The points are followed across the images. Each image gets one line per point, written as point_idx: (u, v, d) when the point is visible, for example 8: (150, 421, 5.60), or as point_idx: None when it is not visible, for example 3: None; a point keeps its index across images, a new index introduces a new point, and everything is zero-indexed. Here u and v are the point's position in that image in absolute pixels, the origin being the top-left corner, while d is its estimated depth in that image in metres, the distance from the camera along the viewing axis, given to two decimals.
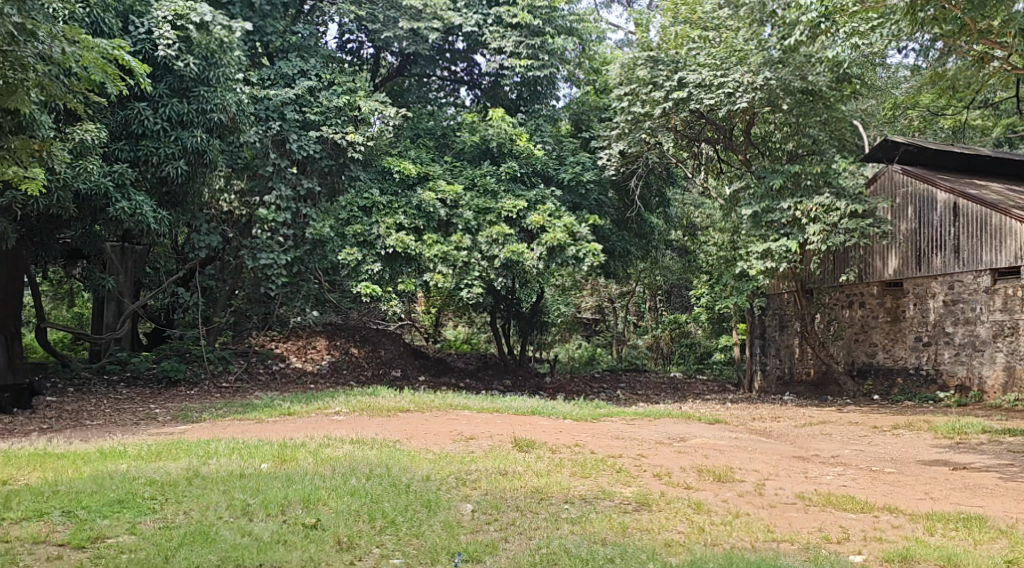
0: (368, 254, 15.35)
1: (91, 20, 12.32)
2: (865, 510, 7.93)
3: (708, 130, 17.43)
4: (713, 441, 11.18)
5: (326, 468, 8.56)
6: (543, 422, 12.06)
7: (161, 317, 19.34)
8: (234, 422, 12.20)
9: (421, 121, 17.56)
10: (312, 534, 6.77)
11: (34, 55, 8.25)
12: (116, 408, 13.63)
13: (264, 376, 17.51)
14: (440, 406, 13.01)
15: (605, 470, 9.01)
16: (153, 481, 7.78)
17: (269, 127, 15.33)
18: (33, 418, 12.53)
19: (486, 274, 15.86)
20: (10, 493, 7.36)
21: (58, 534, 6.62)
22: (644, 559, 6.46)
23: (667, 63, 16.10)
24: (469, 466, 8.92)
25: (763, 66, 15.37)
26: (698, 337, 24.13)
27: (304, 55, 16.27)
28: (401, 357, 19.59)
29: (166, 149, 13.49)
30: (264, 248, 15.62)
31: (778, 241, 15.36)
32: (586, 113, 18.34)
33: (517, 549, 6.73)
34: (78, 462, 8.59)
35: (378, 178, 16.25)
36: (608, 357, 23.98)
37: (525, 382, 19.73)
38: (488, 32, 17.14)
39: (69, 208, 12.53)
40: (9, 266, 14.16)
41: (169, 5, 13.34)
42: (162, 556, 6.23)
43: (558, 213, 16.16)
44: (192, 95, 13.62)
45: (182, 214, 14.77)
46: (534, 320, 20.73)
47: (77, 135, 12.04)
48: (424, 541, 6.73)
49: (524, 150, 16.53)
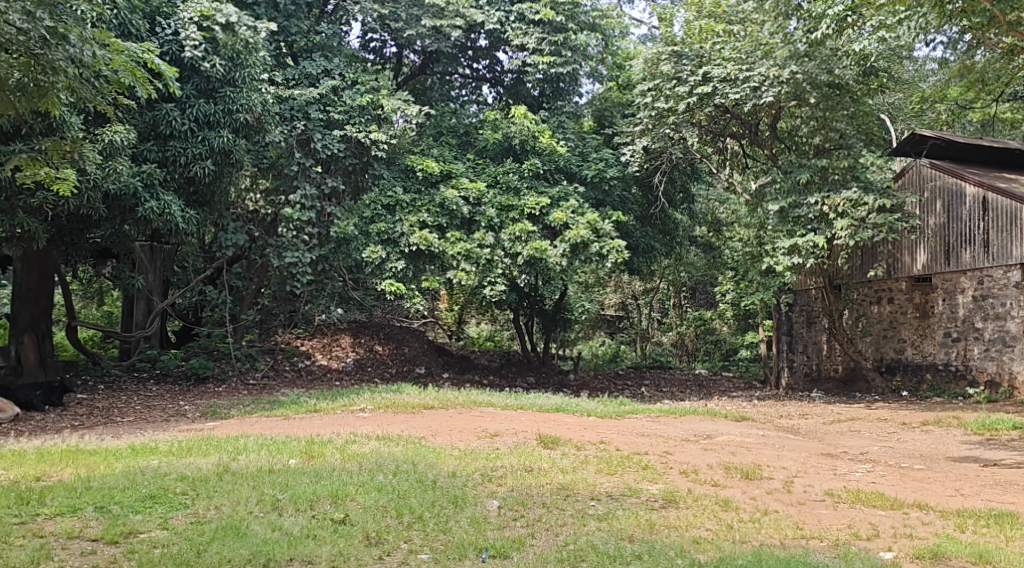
0: (391, 251, 15.40)
1: (118, 22, 12.45)
2: (895, 506, 7.88)
3: (733, 125, 17.33)
4: (740, 438, 11.13)
5: (352, 464, 8.61)
6: (567, 419, 12.06)
7: (189, 315, 19.53)
8: (261, 418, 12.29)
9: (444, 119, 17.61)
10: (341, 529, 6.82)
11: (66, 58, 8.26)
12: (146, 405, 13.77)
13: (290, 373, 17.62)
14: (464, 403, 13.03)
15: (631, 467, 8.99)
16: (184, 477, 7.87)
17: (294, 127, 15.46)
18: (64, 415, 12.68)
19: (509, 272, 15.83)
20: (43, 489, 7.46)
21: (91, 529, 6.69)
22: (673, 556, 6.45)
23: (691, 58, 16.00)
24: (495, 463, 8.93)
25: (789, 60, 15.22)
26: (724, 333, 24.00)
27: (327, 54, 16.31)
28: (425, 354, 19.63)
29: (194, 150, 13.63)
30: (290, 246, 15.73)
31: (805, 236, 15.22)
32: (609, 110, 18.21)
33: (544, 545, 6.73)
34: (110, 459, 8.70)
35: (402, 177, 16.33)
36: (633, 354, 23.94)
37: (549, 379, 19.74)
38: (510, 29, 17.17)
39: (99, 208, 12.67)
40: (40, 266, 14.75)
41: (195, 6, 13.44)
42: (194, 550, 6.30)
43: (582, 210, 16.13)
44: (219, 96, 13.73)
45: (209, 214, 14.92)
46: (557, 318, 20.73)
47: (107, 136, 12.17)
48: (452, 537, 6.76)
49: (547, 147, 16.55)
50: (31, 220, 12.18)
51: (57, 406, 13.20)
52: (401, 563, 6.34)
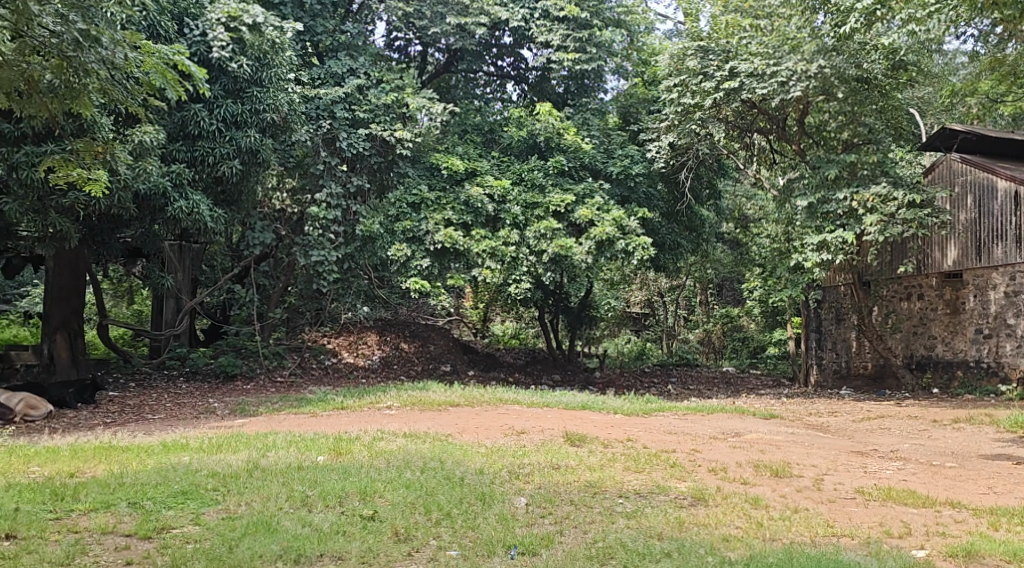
0: (417, 249, 15.44)
1: (147, 24, 12.66)
2: (927, 504, 7.81)
3: (761, 121, 17.18)
4: (768, 435, 11.07)
5: (380, 461, 8.65)
6: (594, 417, 12.04)
7: (217, 313, 19.68)
8: (289, 416, 12.38)
9: (469, 117, 17.59)
10: (370, 525, 6.85)
11: (98, 61, 8.31)
12: (177, 403, 13.92)
13: (317, 371, 17.72)
14: (489, 400, 13.06)
15: (659, 465, 8.96)
16: (214, 473, 7.94)
17: (320, 126, 15.52)
18: (96, 412, 12.84)
19: (534, 269, 15.81)
20: (78, 485, 7.55)
21: (125, 525, 6.76)
22: (703, 553, 6.44)
23: (717, 53, 15.94)
24: (522, 460, 8.93)
25: (817, 54, 14.98)
26: (751, 331, 23.83)
27: (353, 54, 16.37)
28: (450, 352, 19.70)
29: (221, 150, 13.75)
30: (316, 245, 15.85)
31: (834, 232, 15.08)
32: (634, 106, 18.07)
33: (573, 543, 6.73)
34: (141, 455, 8.79)
35: (427, 174, 16.41)
36: (659, 351, 23.90)
37: (575, 376, 19.72)
38: (535, 26, 17.14)
39: (129, 208, 12.83)
40: (71, 265, 14.94)
41: (222, 7, 13.51)
42: (226, 545, 6.36)
43: (607, 207, 16.08)
44: (246, 96, 13.83)
45: (237, 213, 15.05)
46: (583, 315, 20.65)
47: (136, 136, 12.33)
48: (480, 534, 6.77)
49: (572, 144, 16.55)
50: (63, 220, 12.37)
51: (89, 404, 13.35)
52: (430, 560, 6.35)
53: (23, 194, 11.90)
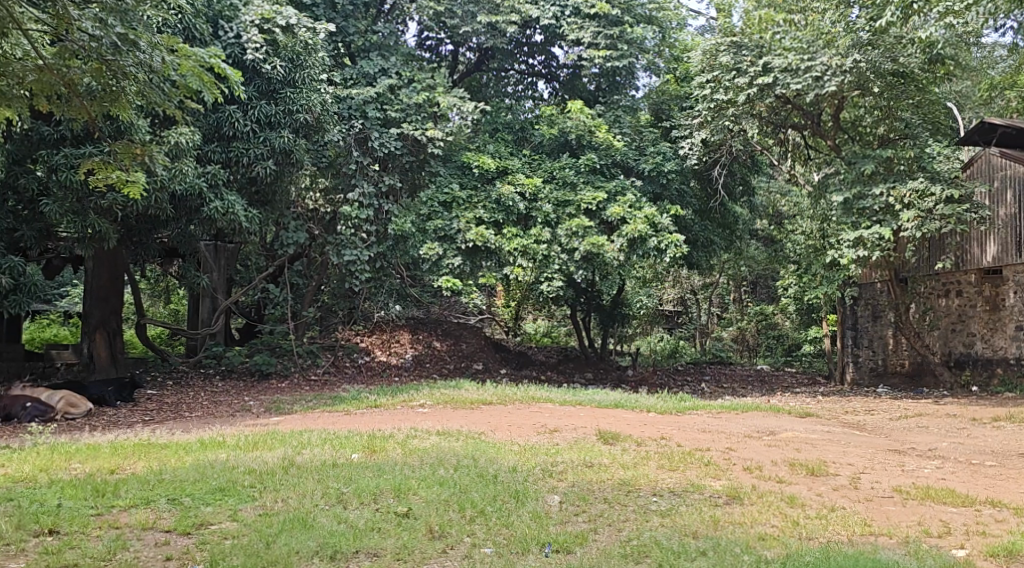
0: (448, 248, 15.47)
1: (183, 27, 12.77)
2: (967, 503, 7.70)
3: (795, 116, 16.95)
4: (804, 434, 10.98)
5: (414, 459, 8.67)
6: (628, 415, 12.02)
7: (252, 312, 19.88)
8: (323, 414, 12.47)
9: (500, 116, 17.51)
10: (404, 522, 6.89)
11: (136, 65, 8.43)
12: (213, 401, 14.08)
13: (351, 369, 17.83)
14: (522, 398, 13.08)
15: (693, 464, 8.91)
16: (251, 470, 8.04)
17: (352, 126, 15.64)
18: (135, 410, 13.04)
19: (566, 267, 15.77)
20: (118, 481, 7.67)
21: (164, 520, 6.85)
22: (739, 552, 6.41)
23: (751, 48, 15.70)
24: (555, 459, 8.91)
25: (851, 49, 14.80)
26: (787, 328, 23.63)
27: (385, 54, 16.45)
28: (482, 350, 19.77)
29: (256, 151, 13.91)
30: (349, 244, 16.00)
31: (870, 229, 14.91)
32: (666, 103, 17.92)
33: (607, 541, 6.71)
34: (180, 452, 8.92)
35: (458, 173, 16.44)
36: (692, 350, 23.83)
37: (607, 374, 19.70)
38: (566, 24, 17.10)
39: (166, 208, 13.01)
40: (110, 266, 15.17)
41: (255, 9, 13.67)
42: (263, 541, 6.43)
43: (639, 204, 15.97)
44: (280, 97, 14.00)
45: (272, 213, 15.22)
46: (615, 313, 20.56)
47: (173, 138, 12.51)
48: (514, 532, 6.77)
49: (603, 141, 16.48)
50: (102, 221, 12.55)
51: (128, 402, 13.51)
52: (465, 556, 6.38)
53: (63, 196, 12.19)
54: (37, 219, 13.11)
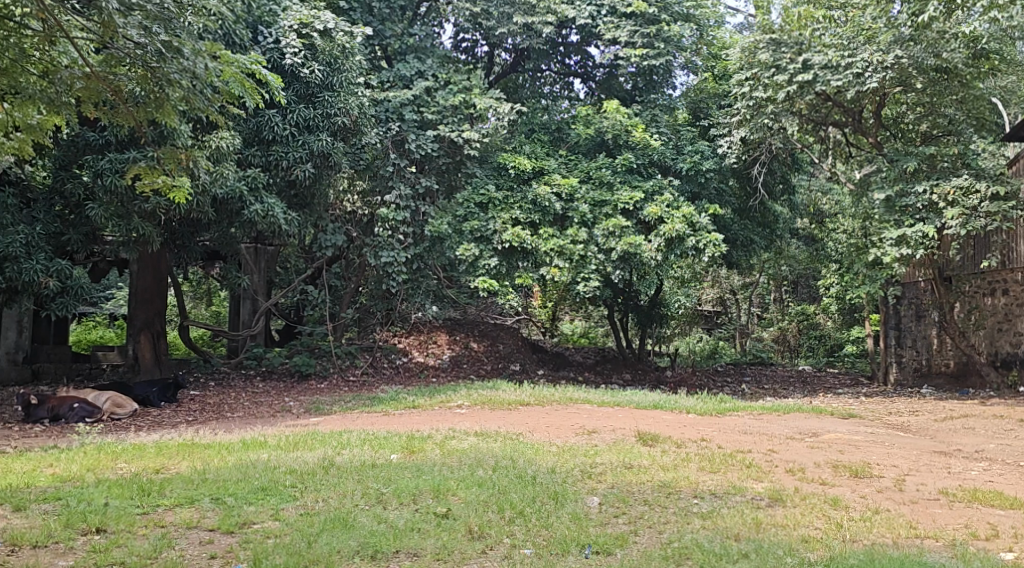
0: (484, 249, 15.53)
1: (223, 33, 12.94)
2: (1015, 506, 7.56)
3: (836, 113, 16.70)
4: (847, 435, 10.84)
5: (453, 460, 8.69)
6: (667, 415, 11.98)
7: (291, 314, 20.09)
8: (363, 414, 12.59)
9: (536, 116, 17.53)
10: (444, 523, 6.91)
11: (181, 71, 8.46)
12: (255, 401, 14.24)
13: (389, 370, 17.91)
14: (560, 399, 13.04)
15: (735, 465, 8.84)
16: (293, 470, 8.11)
17: (389, 128, 15.73)
18: (179, 410, 13.24)
19: (603, 268, 15.72)
20: (163, 481, 7.78)
21: (209, 519, 6.94)
22: (782, 554, 6.34)
23: (790, 45, 15.49)
24: (594, 460, 8.89)
25: (893, 45, 14.63)
26: (828, 329, 23.36)
27: (421, 56, 16.54)
28: (520, 351, 19.81)
29: (295, 154, 14.07)
30: (386, 245, 16.15)
31: (914, 227, 14.71)
32: (705, 101, 17.72)
33: (648, 543, 6.69)
34: (223, 452, 9.04)
35: (494, 174, 16.42)
36: (732, 350, 23.71)
37: (646, 375, 19.60)
38: (602, 23, 17.13)
39: (208, 212, 13.18)
40: (154, 269, 15.37)
41: (294, 14, 13.84)
42: (305, 540, 6.49)
43: (677, 204, 15.84)
44: (318, 101, 14.12)
45: (311, 215, 15.33)
46: (653, 313, 20.50)
47: (214, 142, 12.69)
48: (553, 533, 6.76)
49: (640, 141, 16.36)
50: (146, 224, 12.79)
51: (172, 402, 13.66)
52: (505, 558, 6.37)
53: (108, 200, 12.37)
54: (83, 223, 13.37)
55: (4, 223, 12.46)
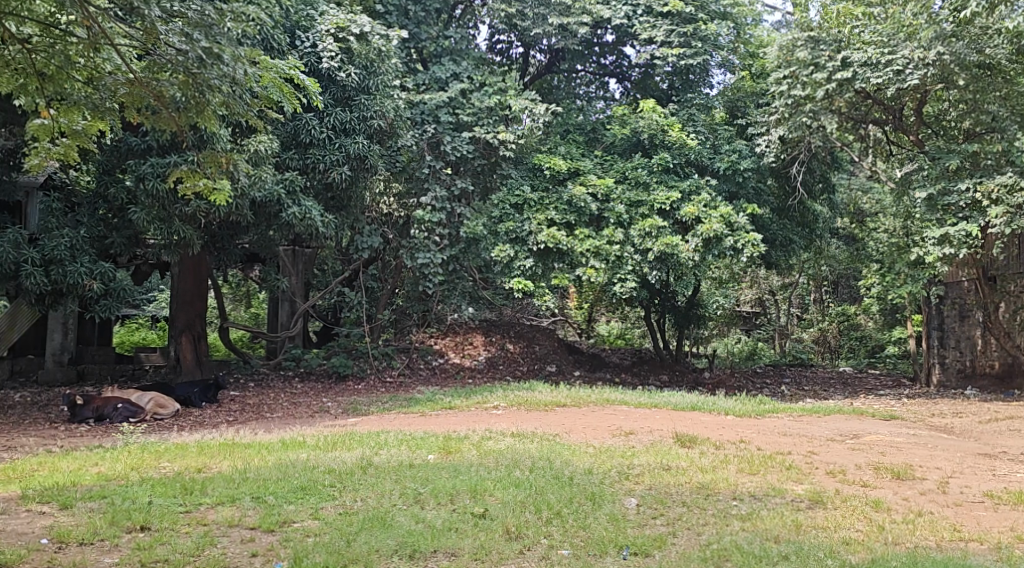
0: (520, 250, 15.58)
1: (262, 37, 13.07)
2: None
3: (876, 111, 16.49)
4: (889, 437, 10.69)
5: (489, 461, 8.72)
6: (705, 417, 11.90)
7: (329, 316, 20.23)
8: (401, 414, 12.69)
9: (571, 117, 17.57)
10: (481, 522, 6.94)
11: (220, 77, 8.53)
12: (293, 402, 14.38)
13: (425, 371, 18.00)
14: (597, 401, 13.01)
15: (775, 467, 8.75)
16: (331, 470, 8.17)
17: (424, 131, 15.81)
18: (220, 411, 13.41)
19: (639, 268, 15.67)
20: (204, 480, 7.88)
21: (249, 518, 7.02)
22: (822, 556, 6.27)
23: (829, 43, 15.33)
24: (631, 461, 8.88)
25: (935, 41, 14.35)
26: (870, 329, 23.03)
27: (456, 58, 16.61)
28: (556, 352, 19.80)
29: (332, 157, 14.19)
30: (422, 247, 16.26)
31: (956, 225, 14.51)
32: (742, 100, 17.41)
33: (686, 544, 6.65)
34: (263, 452, 9.14)
35: (530, 175, 16.41)
36: (771, 351, 23.50)
37: (684, 377, 19.47)
38: (638, 23, 17.09)
39: (247, 215, 13.31)
40: (194, 272, 15.59)
41: (331, 19, 13.98)
42: (345, 538, 6.54)
43: (714, 204, 15.73)
44: (354, 104, 14.26)
45: (348, 217, 15.42)
46: (691, 314, 20.39)
47: (252, 146, 12.85)
48: (591, 533, 6.76)
49: (676, 140, 16.21)
50: (187, 227, 12.96)
51: (213, 403, 13.81)
52: (542, 558, 6.37)
53: (150, 204, 12.57)
54: (126, 227, 13.60)
55: (50, 226, 12.95)
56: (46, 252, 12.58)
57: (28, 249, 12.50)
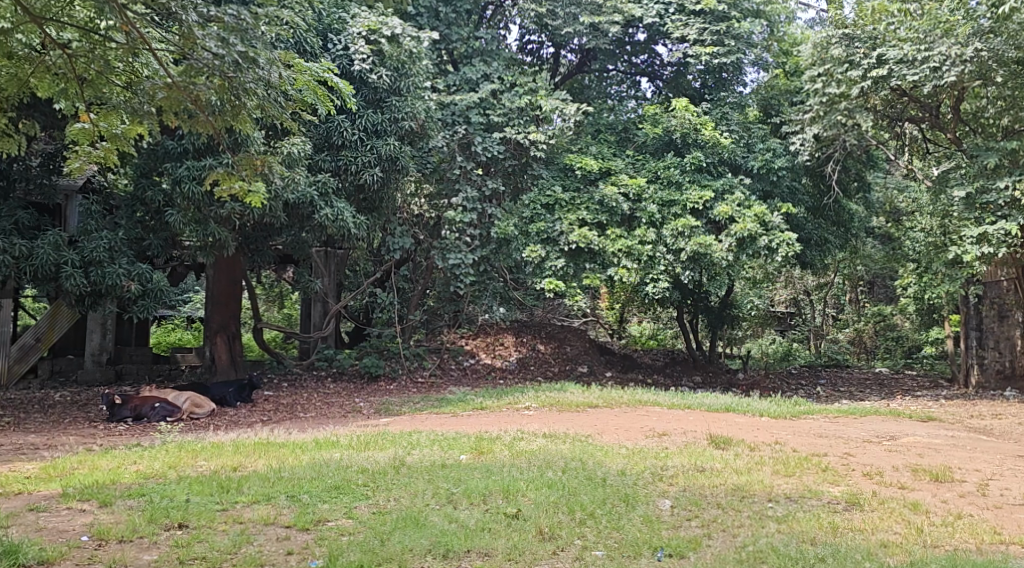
0: (552, 250, 15.56)
1: (295, 41, 13.14)
2: None
3: (912, 109, 16.29)
4: (926, 439, 10.54)
5: (522, 461, 8.72)
6: (740, 419, 11.79)
7: (360, 316, 20.30)
8: (433, 415, 12.73)
9: (602, 117, 17.50)
10: (514, 523, 6.94)
11: (256, 80, 8.61)
12: (326, 402, 14.48)
13: (456, 371, 18.03)
14: (629, 401, 12.98)
15: (811, 469, 8.67)
16: (364, 469, 8.21)
17: (455, 132, 15.86)
18: (255, 410, 13.52)
19: (672, 268, 15.60)
20: (240, 478, 7.96)
21: (285, 516, 7.08)
22: (860, 559, 6.21)
23: (864, 40, 15.20)
24: (665, 462, 8.83)
25: (973, 37, 14.10)
26: (906, 329, 22.74)
27: (486, 59, 16.62)
28: (587, 353, 19.73)
29: (364, 158, 14.26)
30: (453, 247, 16.33)
31: (995, 225, 14.29)
32: (776, 98, 17.40)
33: (722, 546, 6.60)
34: (297, 452, 9.19)
35: (561, 175, 16.42)
36: (806, 352, 23.28)
37: (717, 378, 19.36)
38: (670, 22, 17.02)
39: (281, 216, 13.40)
40: (228, 272, 15.75)
41: (362, 21, 14.05)
42: (378, 538, 6.57)
43: (747, 203, 15.63)
44: (386, 106, 14.41)
45: (379, 218, 15.47)
46: (724, 315, 20.26)
47: (286, 148, 12.96)
48: (624, 535, 6.74)
49: (710, 139, 16.10)
50: (222, 229, 13.09)
51: (248, 402, 13.93)
52: (575, 559, 6.36)
53: (185, 206, 12.78)
54: (162, 228, 13.78)
55: (89, 228, 13.16)
56: (86, 254, 12.77)
57: (68, 251, 12.68)
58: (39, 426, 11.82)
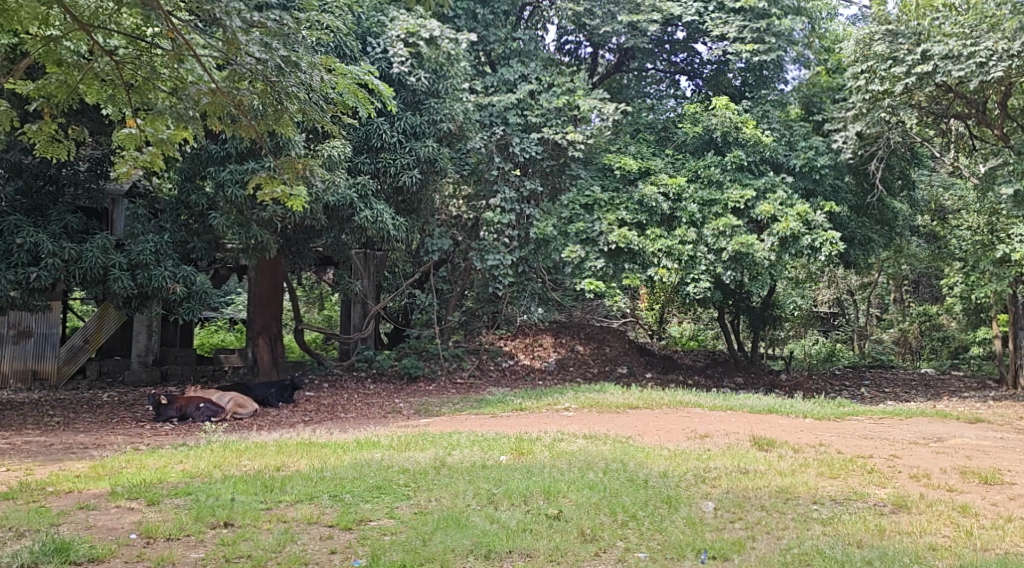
0: (591, 250, 15.51)
1: (335, 45, 13.26)
2: None
3: (958, 105, 16.01)
4: (974, 441, 10.35)
5: (562, 462, 8.73)
6: (783, 421, 11.68)
7: (399, 318, 20.35)
8: (473, 416, 12.77)
9: (641, 116, 17.37)
10: (555, 524, 6.93)
11: (298, 84, 8.69)
12: (366, 403, 14.57)
13: (496, 372, 18.06)
14: (670, 402, 12.90)
15: (856, 470, 8.57)
16: (405, 469, 8.26)
17: (494, 133, 15.89)
18: (297, 411, 13.66)
19: (713, 268, 15.47)
20: (284, 478, 8.04)
21: (328, 515, 7.14)
22: (907, 561, 6.13)
23: (908, 35, 14.94)
24: (707, 464, 8.76)
25: (1020, 31, 13.82)
26: (952, 330, 22.37)
27: (524, 59, 16.61)
28: (627, 354, 19.66)
29: (403, 160, 14.32)
30: (492, 248, 16.34)
31: None
32: (818, 95, 17.25)
33: (766, 548, 6.54)
34: (339, 452, 9.26)
35: (600, 175, 16.41)
36: (850, 353, 23.00)
37: (759, 379, 19.20)
38: (710, 20, 16.89)
39: (321, 218, 13.54)
40: (270, 275, 15.93)
41: (401, 23, 14.10)
42: (420, 538, 6.59)
43: (790, 201, 15.50)
44: (424, 108, 14.55)
45: (418, 220, 15.52)
46: (765, 315, 20.07)
47: (326, 151, 13.08)
48: (668, 537, 6.70)
49: (751, 138, 15.92)
50: (264, 231, 13.22)
51: (290, 403, 14.06)
52: (618, 560, 6.35)
53: (228, 209, 12.98)
54: (206, 231, 13.98)
55: (135, 232, 13.37)
56: (132, 257, 12.95)
57: (115, 254, 12.89)
58: (87, 426, 12.03)
